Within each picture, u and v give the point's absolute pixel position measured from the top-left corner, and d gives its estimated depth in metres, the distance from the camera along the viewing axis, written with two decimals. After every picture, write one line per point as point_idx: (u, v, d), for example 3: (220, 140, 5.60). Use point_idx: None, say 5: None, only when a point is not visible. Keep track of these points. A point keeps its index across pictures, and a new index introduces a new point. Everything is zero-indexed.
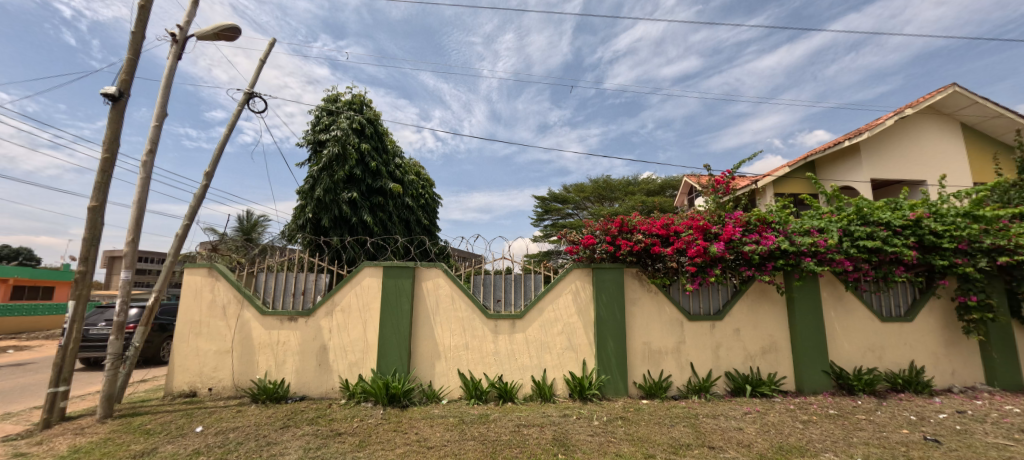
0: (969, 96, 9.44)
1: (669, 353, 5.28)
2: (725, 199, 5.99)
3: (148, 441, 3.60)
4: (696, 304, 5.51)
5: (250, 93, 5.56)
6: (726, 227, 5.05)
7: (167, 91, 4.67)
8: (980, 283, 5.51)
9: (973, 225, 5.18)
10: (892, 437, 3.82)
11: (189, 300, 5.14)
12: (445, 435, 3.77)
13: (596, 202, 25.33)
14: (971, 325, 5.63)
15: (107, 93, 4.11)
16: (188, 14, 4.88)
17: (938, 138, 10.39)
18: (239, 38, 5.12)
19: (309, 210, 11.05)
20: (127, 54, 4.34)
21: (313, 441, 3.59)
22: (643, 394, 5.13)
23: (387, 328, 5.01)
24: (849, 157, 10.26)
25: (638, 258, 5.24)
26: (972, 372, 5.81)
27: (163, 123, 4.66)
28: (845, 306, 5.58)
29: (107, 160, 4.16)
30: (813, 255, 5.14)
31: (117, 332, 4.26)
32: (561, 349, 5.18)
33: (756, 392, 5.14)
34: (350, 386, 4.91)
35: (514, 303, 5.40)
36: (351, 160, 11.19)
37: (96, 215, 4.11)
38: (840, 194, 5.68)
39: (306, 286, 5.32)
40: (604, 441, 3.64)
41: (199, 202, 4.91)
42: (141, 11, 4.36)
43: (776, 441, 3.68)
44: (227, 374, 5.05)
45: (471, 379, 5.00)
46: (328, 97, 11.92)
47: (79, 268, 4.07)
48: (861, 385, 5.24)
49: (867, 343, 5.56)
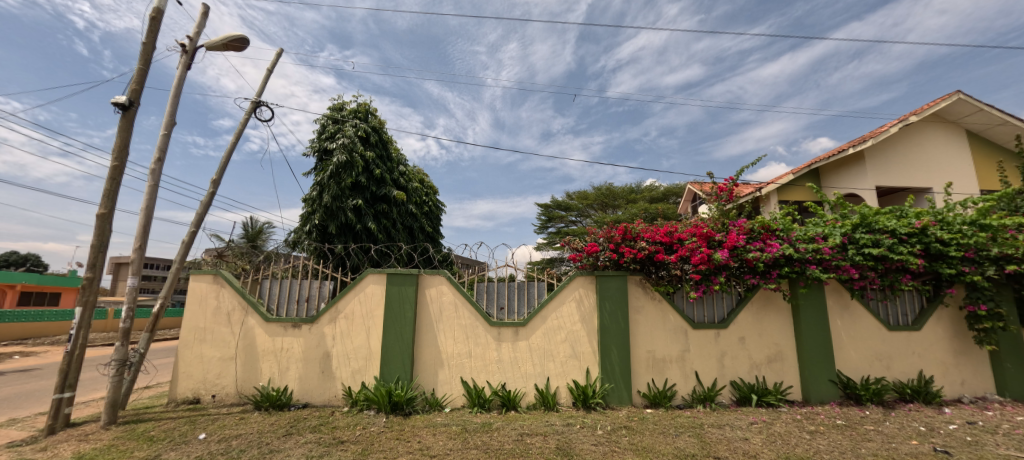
0: (975, 103, 9.39)
1: (674, 361, 5.24)
2: (729, 206, 5.73)
3: (150, 448, 3.60)
4: (701, 312, 5.48)
5: (257, 102, 5.65)
6: (730, 234, 5.01)
7: (176, 101, 4.75)
8: (988, 292, 5.47)
9: (980, 233, 5.14)
10: (900, 448, 3.75)
11: (194, 307, 5.18)
12: (447, 443, 3.75)
13: (598, 210, 25.55)
14: (982, 335, 5.54)
15: (118, 102, 4.21)
16: (198, 26, 4.98)
17: (944, 145, 10.34)
18: (247, 48, 5.22)
19: (319, 216, 11.04)
20: (139, 64, 4.44)
21: (315, 449, 3.58)
22: (647, 404, 5.09)
23: (390, 336, 5.00)
24: (854, 164, 10.26)
25: (641, 265, 5.22)
26: (984, 382, 5.70)
27: (171, 131, 4.74)
28: (852, 315, 5.53)
29: (116, 168, 4.23)
30: (819, 262, 5.10)
31: (122, 339, 4.26)
32: (565, 357, 5.15)
33: (762, 402, 5.10)
34: (353, 393, 4.92)
35: (517, 311, 5.38)
36: (357, 168, 11.30)
37: (104, 222, 4.16)
38: (845, 201, 5.60)
39: (310, 293, 5.41)
40: (608, 450, 3.61)
41: (204, 210, 4.95)
42: (152, 22, 4.47)
43: (782, 452, 3.63)
44: (230, 381, 5.06)
45: (474, 387, 4.98)
46: (335, 106, 12.11)
47: (86, 275, 4.08)
48: (869, 395, 5.16)
49: (874, 352, 5.50)
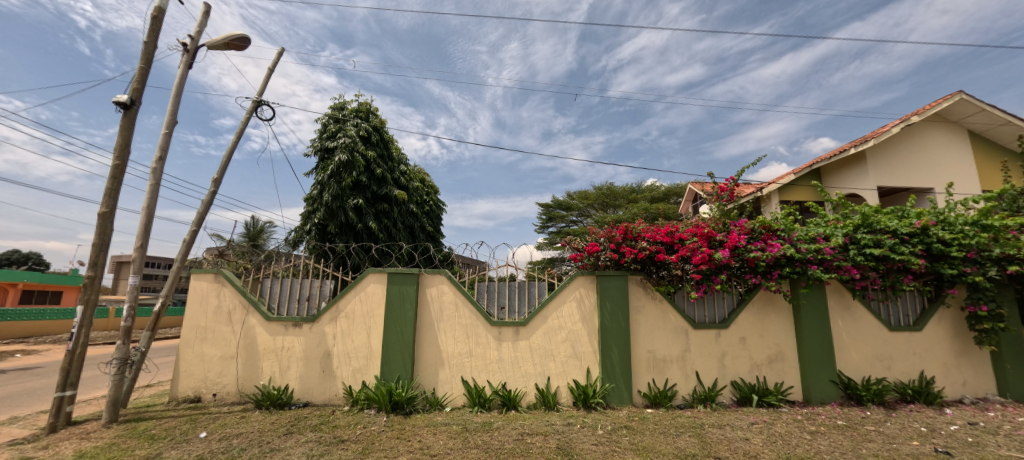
0: (977, 103, 9.37)
1: (674, 361, 5.23)
2: (730, 207, 5.72)
3: (152, 447, 3.61)
4: (701, 312, 5.48)
5: (258, 101, 5.66)
6: (731, 235, 5.00)
7: (177, 100, 4.76)
8: (989, 293, 5.45)
9: (981, 234, 5.13)
10: (901, 449, 3.75)
11: (195, 306, 5.19)
12: (448, 443, 3.75)
13: (599, 209, 25.53)
14: (983, 335, 5.53)
15: (119, 101, 4.21)
16: (199, 25, 4.99)
17: (946, 145, 10.33)
18: (248, 47, 5.22)
19: (320, 216, 11.08)
20: (140, 63, 4.44)
21: (316, 448, 3.59)
22: (647, 403, 5.09)
23: (391, 335, 5.00)
24: (854, 164, 10.25)
25: (642, 265, 5.21)
26: (985, 383, 5.70)
27: (173, 130, 4.74)
28: (853, 316, 5.52)
29: (118, 167, 4.24)
30: (820, 263, 5.08)
31: (123, 337, 4.27)
32: (565, 357, 5.15)
33: (763, 402, 5.09)
34: (353, 392, 4.92)
35: (517, 310, 5.37)
36: (358, 167, 11.30)
37: (106, 220, 4.17)
38: (847, 201, 5.58)
39: (310, 292, 5.42)
40: (608, 450, 3.61)
41: (206, 209, 4.96)
42: (154, 22, 4.47)
43: (783, 452, 3.63)
44: (232, 380, 5.07)
45: (474, 387, 4.99)
46: (336, 106, 12.12)
47: (88, 273, 4.10)
48: (870, 395, 5.16)
49: (876, 353, 5.49)
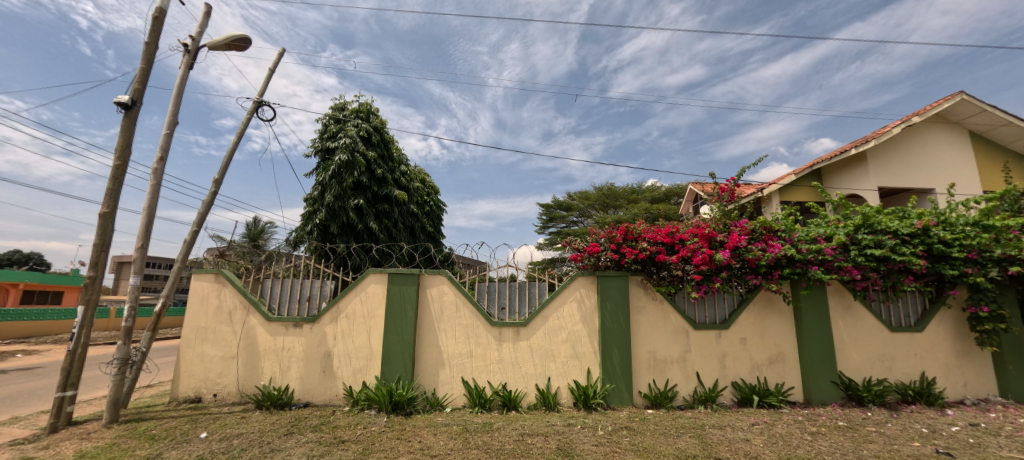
0: (979, 104, 9.34)
1: (675, 362, 5.23)
2: (731, 207, 5.72)
3: (152, 447, 3.61)
4: (702, 312, 5.47)
5: (259, 101, 5.66)
6: (732, 235, 4.99)
7: (178, 100, 4.77)
8: (991, 294, 5.43)
9: (982, 234, 5.11)
10: (902, 450, 3.74)
11: (195, 306, 5.19)
12: (448, 443, 3.75)
13: (600, 210, 25.53)
14: (984, 336, 5.52)
15: (120, 101, 4.21)
16: (200, 25, 5.00)
17: (947, 145, 10.31)
18: (249, 47, 5.23)
19: (321, 216, 11.02)
20: (141, 64, 4.45)
21: (317, 448, 3.59)
22: (648, 404, 5.08)
23: (392, 335, 5.00)
24: (855, 164, 10.23)
25: (643, 266, 5.20)
26: (986, 384, 5.69)
27: (174, 130, 4.75)
28: (854, 316, 5.51)
29: (118, 167, 4.24)
30: (820, 263, 5.07)
31: (124, 337, 4.28)
32: (565, 357, 5.14)
33: (764, 403, 5.09)
34: (354, 393, 4.92)
35: (518, 311, 5.37)
36: (358, 167, 11.31)
37: (107, 221, 4.18)
38: (847, 202, 5.57)
39: (311, 293, 5.42)
40: (609, 451, 3.61)
41: (207, 209, 4.96)
42: (155, 23, 4.48)
43: (783, 453, 3.62)
44: (232, 380, 5.07)
45: (475, 387, 4.98)
46: (337, 106, 12.13)
47: (89, 273, 4.11)
48: (871, 396, 5.15)
49: (877, 354, 5.48)
